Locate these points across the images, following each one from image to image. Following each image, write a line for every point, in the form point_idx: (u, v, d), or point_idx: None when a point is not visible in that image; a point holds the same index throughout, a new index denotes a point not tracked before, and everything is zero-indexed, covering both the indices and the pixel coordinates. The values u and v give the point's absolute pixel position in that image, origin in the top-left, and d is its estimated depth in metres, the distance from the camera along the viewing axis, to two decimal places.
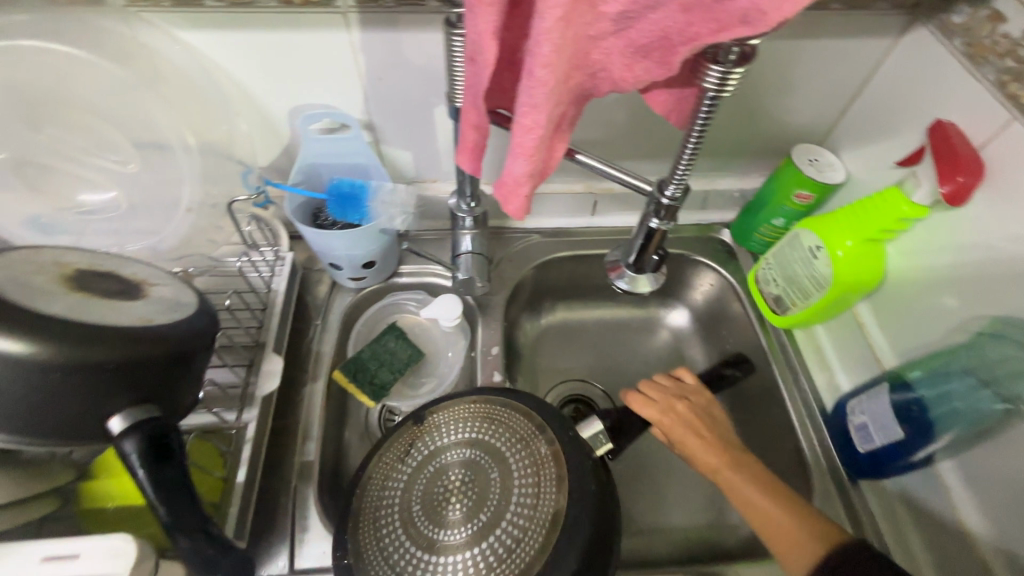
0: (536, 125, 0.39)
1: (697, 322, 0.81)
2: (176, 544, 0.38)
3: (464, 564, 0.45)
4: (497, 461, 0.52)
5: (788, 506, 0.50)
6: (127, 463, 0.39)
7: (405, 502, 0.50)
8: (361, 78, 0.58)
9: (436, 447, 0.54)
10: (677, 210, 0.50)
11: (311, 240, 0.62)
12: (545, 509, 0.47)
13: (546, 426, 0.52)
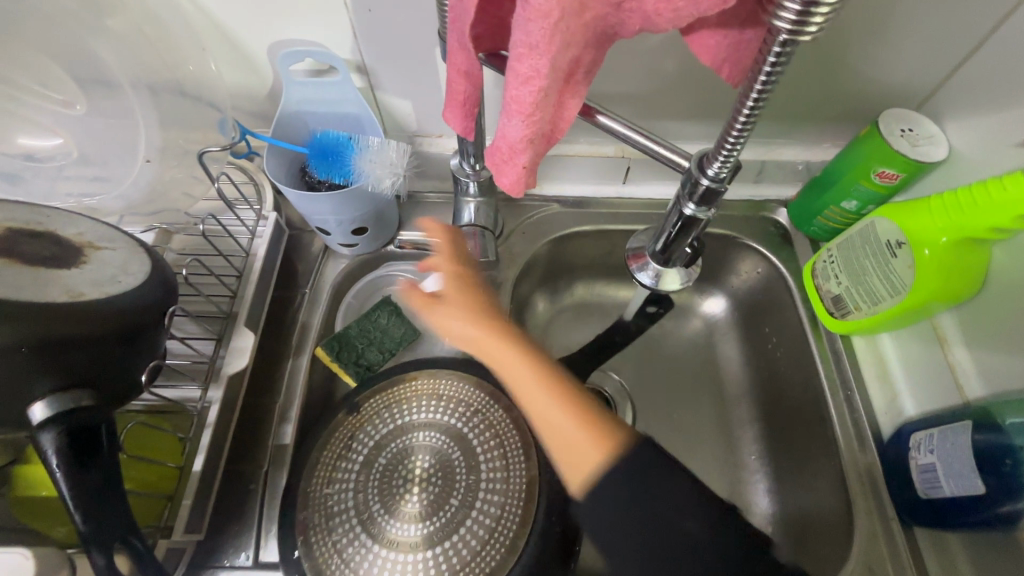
0: (535, 75, 0.29)
1: (736, 313, 0.71)
2: (90, 560, 0.33)
3: (448, 552, 0.45)
4: (452, 442, 0.51)
5: (576, 405, 0.37)
6: (45, 457, 0.35)
7: (362, 499, 0.48)
8: (347, 7, 0.48)
9: (381, 436, 0.52)
10: (720, 194, 0.39)
11: (294, 202, 0.54)
12: (518, 480, 0.48)
13: (498, 395, 0.53)
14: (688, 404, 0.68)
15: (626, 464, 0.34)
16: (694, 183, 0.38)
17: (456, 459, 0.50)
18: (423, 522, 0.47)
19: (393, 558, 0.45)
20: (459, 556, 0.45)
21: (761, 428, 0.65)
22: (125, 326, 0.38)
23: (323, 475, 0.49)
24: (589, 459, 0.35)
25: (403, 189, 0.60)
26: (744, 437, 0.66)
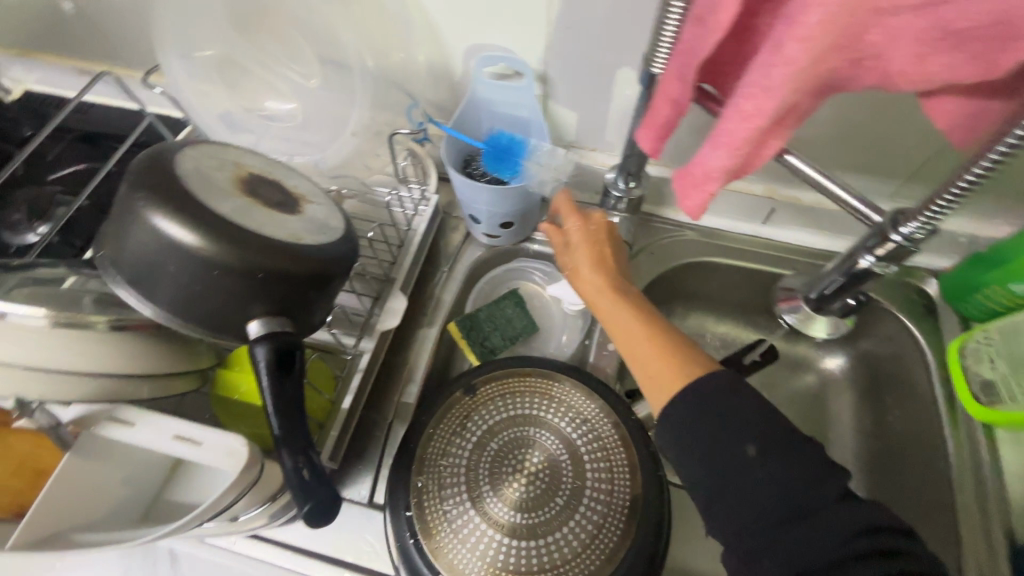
0: (760, 113, 0.31)
1: (858, 374, 0.70)
2: (281, 461, 0.39)
3: (549, 548, 0.46)
4: (560, 444, 0.52)
5: (669, 350, 0.45)
6: (256, 367, 0.41)
7: (471, 478, 0.50)
8: (550, 24, 0.53)
9: (494, 422, 0.53)
10: (907, 252, 0.39)
11: (457, 188, 0.59)
12: (622, 497, 0.49)
13: (610, 409, 0.54)
14: None
15: (731, 417, 0.41)
16: (883, 237, 0.39)
17: (562, 461, 0.51)
18: (526, 512, 0.48)
19: (498, 540, 0.46)
20: (558, 553, 0.46)
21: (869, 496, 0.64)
22: (328, 272, 0.44)
23: (438, 444, 0.52)
24: (672, 388, 0.44)
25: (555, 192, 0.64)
26: None
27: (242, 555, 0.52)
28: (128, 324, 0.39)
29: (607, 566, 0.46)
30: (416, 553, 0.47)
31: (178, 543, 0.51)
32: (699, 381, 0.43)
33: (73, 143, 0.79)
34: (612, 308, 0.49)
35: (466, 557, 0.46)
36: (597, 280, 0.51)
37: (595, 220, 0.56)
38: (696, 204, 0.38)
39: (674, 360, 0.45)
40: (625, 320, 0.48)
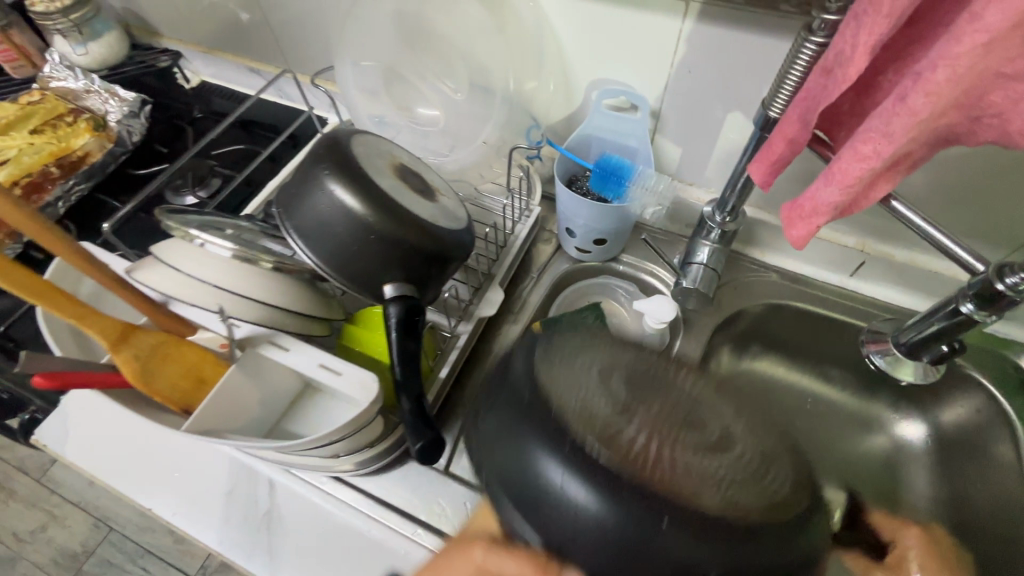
0: (877, 156, 0.35)
1: (935, 445, 0.69)
2: (401, 403, 0.46)
3: (664, 457, 0.34)
4: (710, 405, 0.40)
5: None
6: (388, 321, 0.48)
7: (605, 386, 0.39)
8: (673, 67, 0.59)
9: (652, 356, 0.44)
10: (1010, 305, 0.40)
11: (563, 200, 0.66)
12: (788, 480, 0.36)
13: (778, 420, 0.42)
14: None
15: None
16: (986, 286, 0.40)
17: (712, 417, 0.39)
18: (672, 444, 0.35)
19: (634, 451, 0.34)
20: (710, 499, 0.32)
21: None
22: (450, 252, 0.51)
23: (570, 351, 0.42)
24: None
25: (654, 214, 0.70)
26: None
27: (329, 495, 0.57)
28: (286, 267, 0.48)
29: (773, 535, 0.32)
30: (528, 429, 0.35)
31: (275, 473, 0.58)
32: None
33: (234, 128, 0.94)
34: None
35: (591, 454, 0.33)
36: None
37: (930, 534, 0.56)
38: (802, 234, 0.42)
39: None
40: None
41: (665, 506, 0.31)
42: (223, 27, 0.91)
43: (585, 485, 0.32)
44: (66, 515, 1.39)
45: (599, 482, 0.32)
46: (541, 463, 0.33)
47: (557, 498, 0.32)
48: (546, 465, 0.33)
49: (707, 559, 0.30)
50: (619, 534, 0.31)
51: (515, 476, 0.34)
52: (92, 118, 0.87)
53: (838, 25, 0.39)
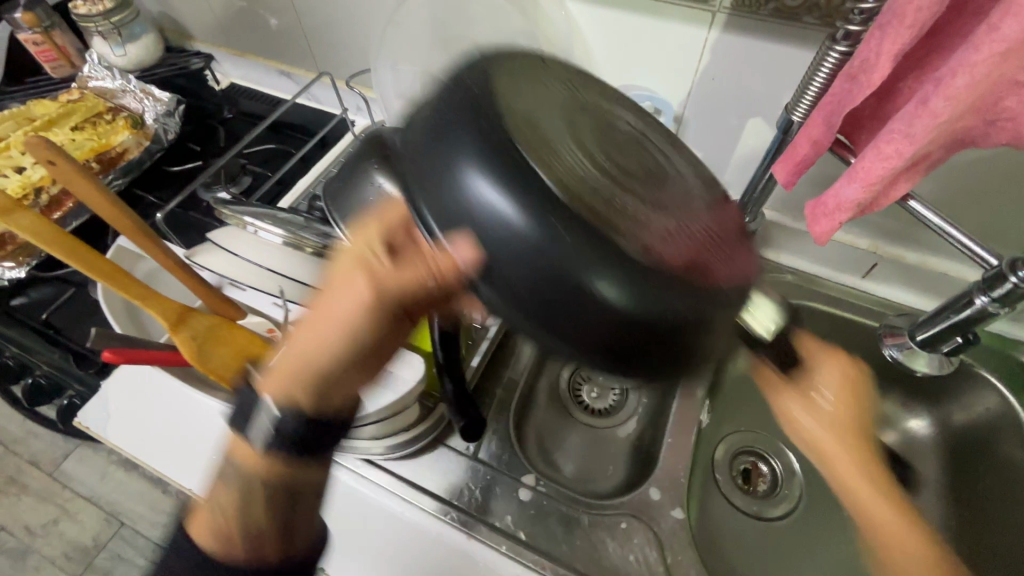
0: (899, 155, 0.38)
1: (945, 442, 0.71)
2: (443, 384, 0.50)
3: (599, 193, 0.31)
4: (671, 166, 0.39)
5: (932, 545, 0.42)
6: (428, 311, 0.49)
7: (568, 132, 0.34)
8: (696, 73, 0.62)
9: (627, 117, 0.40)
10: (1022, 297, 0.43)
11: None
12: (741, 258, 0.35)
13: (734, 210, 0.40)
14: None
15: None
16: (999, 278, 0.43)
17: (677, 189, 0.37)
18: (623, 193, 0.33)
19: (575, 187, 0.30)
20: (648, 246, 0.30)
21: None
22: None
23: (544, 88, 0.35)
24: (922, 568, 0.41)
25: None
26: None
27: (362, 478, 0.59)
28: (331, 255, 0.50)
29: (687, 287, 0.30)
30: (465, 133, 0.30)
31: None
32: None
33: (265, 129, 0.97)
34: (853, 477, 0.45)
35: (532, 184, 0.29)
36: (850, 463, 0.46)
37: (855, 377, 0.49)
38: (825, 229, 0.45)
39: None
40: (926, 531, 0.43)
41: (597, 242, 0.29)
42: (256, 31, 0.95)
43: (523, 217, 0.28)
44: (77, 510, 1.38)
45: (538, 217, 0.28)
46: (469, 192, 0.29)
47: (479, 229, 0.29)
48: (474, 193, 0.29)
49: (634, 299, 0.28)
50: (551, 267, 0.28)
51: (435, 204, 0.30)
52: (130, 115, 0.91)
53: (861, 34, 0.42)
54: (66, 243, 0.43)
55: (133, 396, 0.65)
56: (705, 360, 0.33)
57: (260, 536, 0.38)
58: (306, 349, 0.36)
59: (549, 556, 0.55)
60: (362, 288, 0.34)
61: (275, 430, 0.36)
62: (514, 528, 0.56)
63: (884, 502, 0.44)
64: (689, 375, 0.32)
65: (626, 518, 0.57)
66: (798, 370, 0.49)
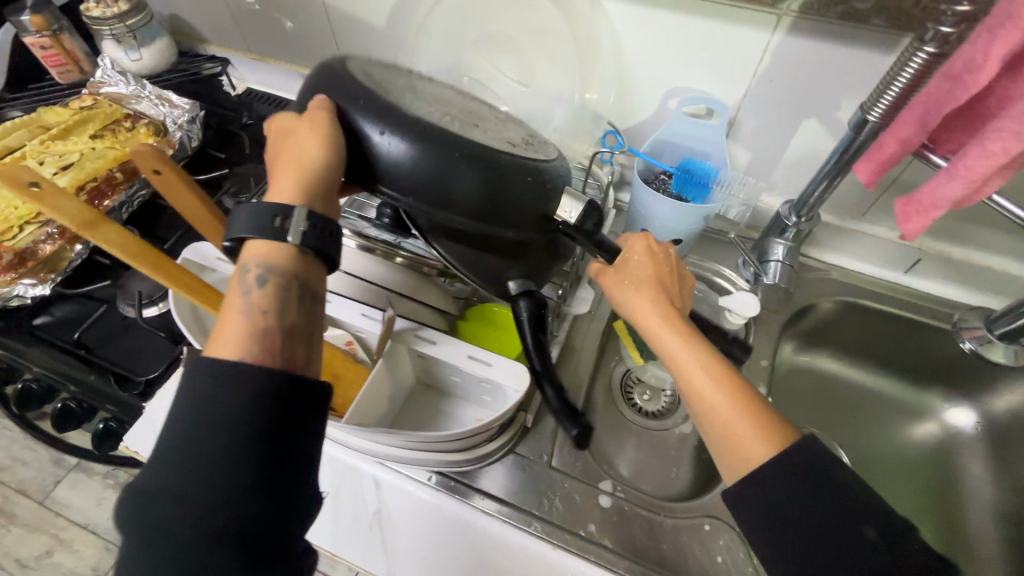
0: (1007, 154, 0.39)
1: (987, 430, 0.73)
2: (546, 392, 0.47)
3: (443, 120, 0.44)
4: (496, 124, 0.53)
5: (745, 399, 0.40)
6: (518, 319, 0.50)
7: (422, 100, 0.48)
8: (754, 76, 0.63)
9: (457, 96, 0.55)
10: None
11: (646, 201, 0.69)
12: (558, 162, 0.50)
13: (548, 146, 0.55)
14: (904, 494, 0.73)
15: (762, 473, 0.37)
16: None
17: (494, 126, 0.51)
18: (460, 124, 0.46)
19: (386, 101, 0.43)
20: (483, 142, 0.44)
21: (1006, 548, 0.66)
22: (557, 243, 0.52)
23: (397, 82, 0.49)
24: (752, 445, 0.38)
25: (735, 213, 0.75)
26: (977, 549, 0.68)
27: (437, 492, 0.57)
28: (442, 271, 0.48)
29: (517, 167, 0.43)
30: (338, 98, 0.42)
31: (379, 472, 0.58)
32: (787, 443, 0.38)
33: None
34: (671, 340, 0.44)
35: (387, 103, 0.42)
36: (669, 336, 0.44)
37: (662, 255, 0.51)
38: (913, 230, 0.47)
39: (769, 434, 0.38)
40: (689, 355, 0.43)
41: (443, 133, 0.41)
42: (277, 36, 0.92)
43: (384, 122, 0.41)
44: (73, 539, 1.24)
45: (395, 122, 0.41)
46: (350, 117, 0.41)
47: (359, 130, 0.41)
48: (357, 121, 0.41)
49: (484, 182, 0.41)
50: (416, 156, 0.40)
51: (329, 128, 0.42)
52: (152, 123, 0.86)
53: (951, 36, 0.42)
54: (148, 256, 0.43)
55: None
56: (549, 221, 0.47)
57: (271, 336, 0.35)
58: (301, 167, 0.40)
59: (636, 561, 0.54)
60: (323, 125, 0.40)
61: (307, 229, 0.37)
62: (598, 535, 0.55)
63: (693, 353, 0.43)
64: (535, 235, 0.46)
65: (707, 520, 0.57)
66: (617, 260, 0.51)
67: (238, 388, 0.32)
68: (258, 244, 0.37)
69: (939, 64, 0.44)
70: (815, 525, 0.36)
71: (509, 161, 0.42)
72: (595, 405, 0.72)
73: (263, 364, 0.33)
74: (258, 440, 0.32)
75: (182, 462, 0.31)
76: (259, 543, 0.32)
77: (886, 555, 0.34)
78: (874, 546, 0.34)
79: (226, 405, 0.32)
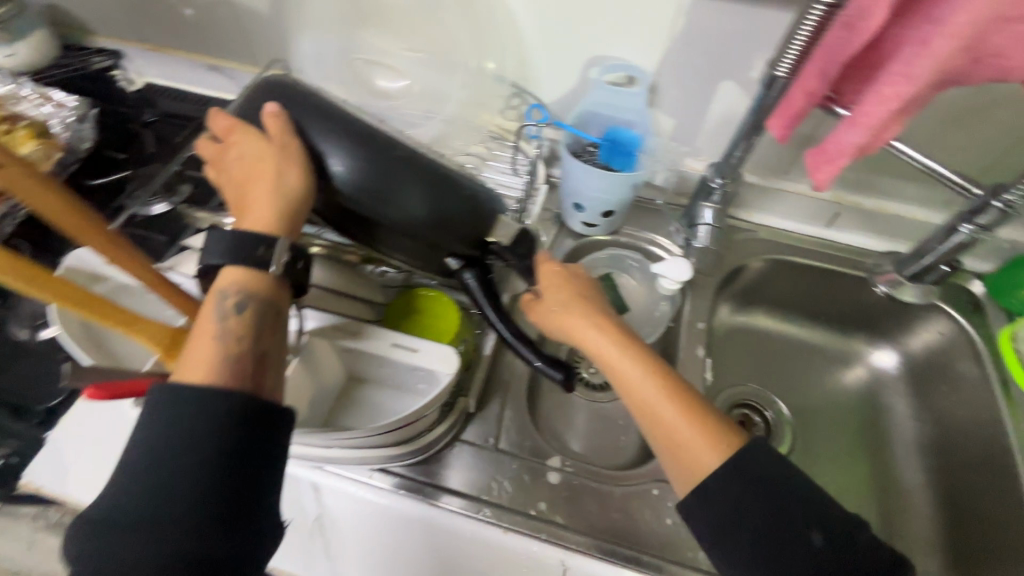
0: (900, 97, 0.40)
1: (907, 369, 0.78)
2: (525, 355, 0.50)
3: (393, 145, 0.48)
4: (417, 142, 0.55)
5: (691, 410, 0.43)
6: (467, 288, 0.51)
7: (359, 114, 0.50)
8: (669, 39, 0.63)
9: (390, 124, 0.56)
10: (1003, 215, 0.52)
11: (574, 174, 0.68)
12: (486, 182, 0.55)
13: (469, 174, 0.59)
14: (842, 441, 0.76)
15: (712, 485, 0.40)
16: (985, 205, 0.52)
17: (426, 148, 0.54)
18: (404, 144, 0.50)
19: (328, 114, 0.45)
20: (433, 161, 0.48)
21: (931, 476, 0.71)
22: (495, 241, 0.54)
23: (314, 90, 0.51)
24: (703, 454, 0.41)
25: (662, 180, 0.78)
26: (906, 481, 0.72)
27: (379, 489, 0.54)
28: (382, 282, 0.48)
29: (464, 183, 0.48)
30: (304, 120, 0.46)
31: (316, 476, 0.54)
32: (732, 451, 0.41)
33: (196, 130, 0.87)
34: (615, 362, 0.46)
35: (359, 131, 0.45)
36: (612, 358, 0.47)
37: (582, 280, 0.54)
38: (823, 181, 0.48)
39: (714, 441, 0.42)
40: (633, 376, 0.45)
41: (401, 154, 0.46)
42: (172, 23, 0.85)
43: (347, 146, 0.45)
44: None
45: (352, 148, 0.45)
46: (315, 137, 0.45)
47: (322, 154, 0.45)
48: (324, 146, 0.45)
49: (437, 199, 0.46)
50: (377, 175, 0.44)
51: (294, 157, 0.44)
52: (31, 123, 0.76)
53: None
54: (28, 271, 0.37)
55: (106, 421, 0.56)
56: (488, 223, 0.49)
57: (240, 361, 0.39)
58: (280, 192, 0.43)
59: (589, 535, 0.53)
60: (300, 155, 0.44)
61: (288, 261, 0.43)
62: (550, 513, 0.55)
63: (637, 369, 0.45)
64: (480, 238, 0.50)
65: (656, 485, 0.58)
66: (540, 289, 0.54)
67: (211, 416, 0.35)
68: (232, 274, 0.41)
69: (833, 17, 0.44)
70: (764, 532, 0.39)
71: (455, 181, 0.47)
72: (542, 383, 0.71)
73: (233, 390, 0.37)
74: (232, 462, 0.35)
75: (154, 489, 0.34)
76: (232, 558, 0.35)
77: (831, 560, 0.38)
78: (822, 551, 0.38)
79: (200, 432, 0.35)
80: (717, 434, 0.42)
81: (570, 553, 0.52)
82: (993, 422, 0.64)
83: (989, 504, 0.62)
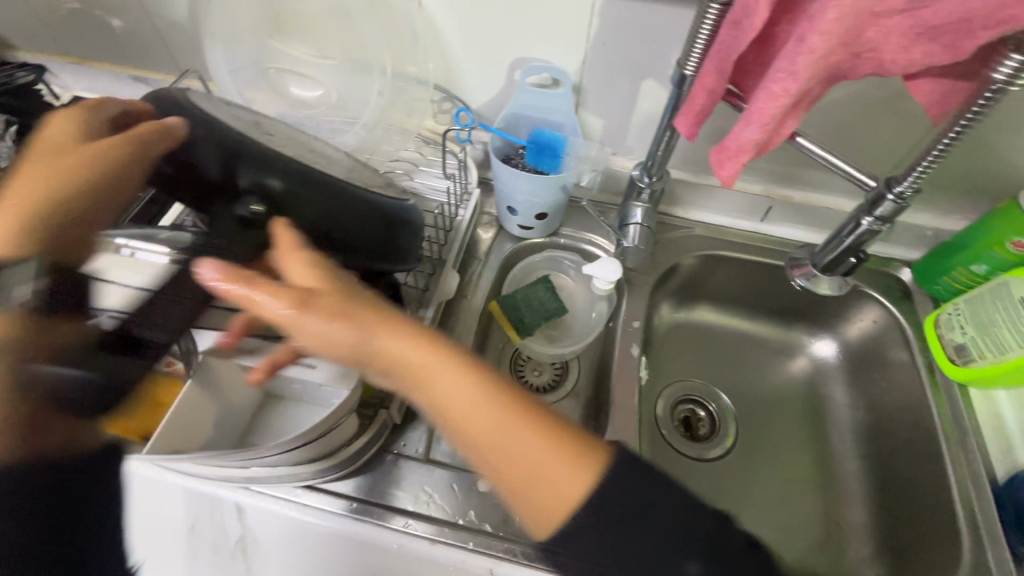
0: (786, 93, 0.40)
1: (844, 358, 0.79)
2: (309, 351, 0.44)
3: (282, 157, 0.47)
4: (336, 153, 0.54)
5: (541, 426, 0.38)
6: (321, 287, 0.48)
7: (259, 127, 0.49)
8: (588, 40, 0.63)
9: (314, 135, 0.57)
10: (902, 208, 0.54)
11: (502, 178, 0.68)
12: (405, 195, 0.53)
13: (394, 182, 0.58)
14: (783, 432, 0.77)
15: (581, 527, 0.36)
16: (880, 197, 0.54)
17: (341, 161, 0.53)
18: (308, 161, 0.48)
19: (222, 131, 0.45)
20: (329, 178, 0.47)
21: (867, 463, 0.72)
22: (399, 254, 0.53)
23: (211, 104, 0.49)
24: (567, 477, 0.36)
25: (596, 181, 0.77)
26: (845, 469, 0.73)
27: (304, 506, 0.54)
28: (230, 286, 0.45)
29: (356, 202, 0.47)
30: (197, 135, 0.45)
31: (239, 496, 0.53)
32: (597, 470, 0.37)
33: None
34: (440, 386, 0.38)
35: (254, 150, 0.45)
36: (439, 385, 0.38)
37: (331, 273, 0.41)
38: (729, 177, 0.47)
39: (572, 460, 0.37)
40: (463, 399, 0.38)
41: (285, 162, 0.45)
42: (92, 34, 0.82)
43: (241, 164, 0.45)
44: None
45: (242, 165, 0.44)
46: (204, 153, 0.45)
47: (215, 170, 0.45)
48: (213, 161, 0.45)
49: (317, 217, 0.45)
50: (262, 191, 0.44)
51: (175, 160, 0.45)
52: None
53: None
54: None
55: None
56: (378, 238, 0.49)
57: None
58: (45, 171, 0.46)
59: (517, 541, 0.53)
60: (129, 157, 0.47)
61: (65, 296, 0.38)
62: (478, 521, 0.54)
63: (468, 391, 0.38)
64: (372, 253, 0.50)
65: None
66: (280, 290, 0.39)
67: None
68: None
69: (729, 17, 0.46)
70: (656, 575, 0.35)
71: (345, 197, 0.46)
72: None
73: None
74: None
75: None
76: None
77: None
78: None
79: None
80: (574, 448, 0.37)
81: (497, 561, 0.52)
82: (921, 406, 0.66)
83: (920, 488, 0.63)
